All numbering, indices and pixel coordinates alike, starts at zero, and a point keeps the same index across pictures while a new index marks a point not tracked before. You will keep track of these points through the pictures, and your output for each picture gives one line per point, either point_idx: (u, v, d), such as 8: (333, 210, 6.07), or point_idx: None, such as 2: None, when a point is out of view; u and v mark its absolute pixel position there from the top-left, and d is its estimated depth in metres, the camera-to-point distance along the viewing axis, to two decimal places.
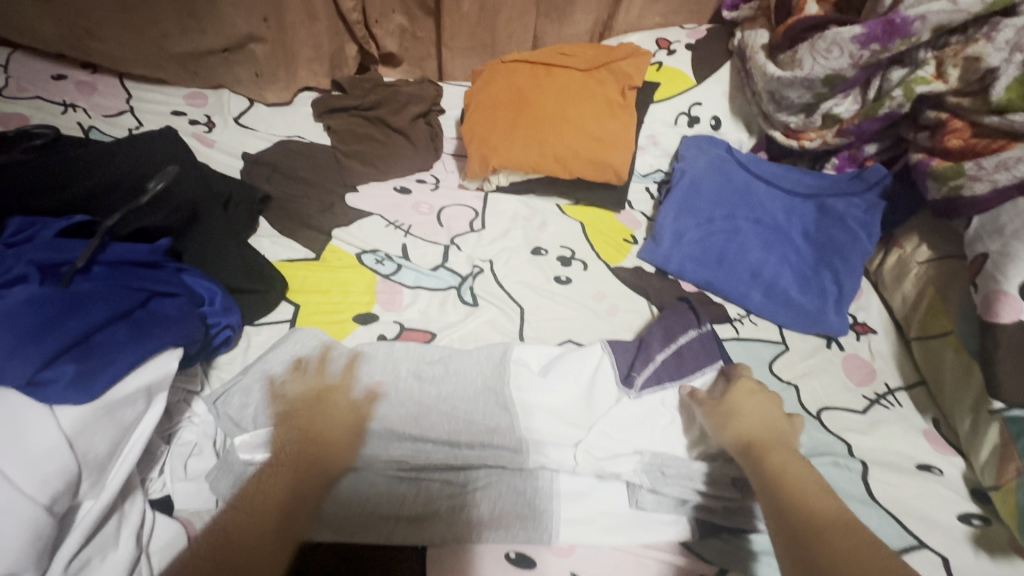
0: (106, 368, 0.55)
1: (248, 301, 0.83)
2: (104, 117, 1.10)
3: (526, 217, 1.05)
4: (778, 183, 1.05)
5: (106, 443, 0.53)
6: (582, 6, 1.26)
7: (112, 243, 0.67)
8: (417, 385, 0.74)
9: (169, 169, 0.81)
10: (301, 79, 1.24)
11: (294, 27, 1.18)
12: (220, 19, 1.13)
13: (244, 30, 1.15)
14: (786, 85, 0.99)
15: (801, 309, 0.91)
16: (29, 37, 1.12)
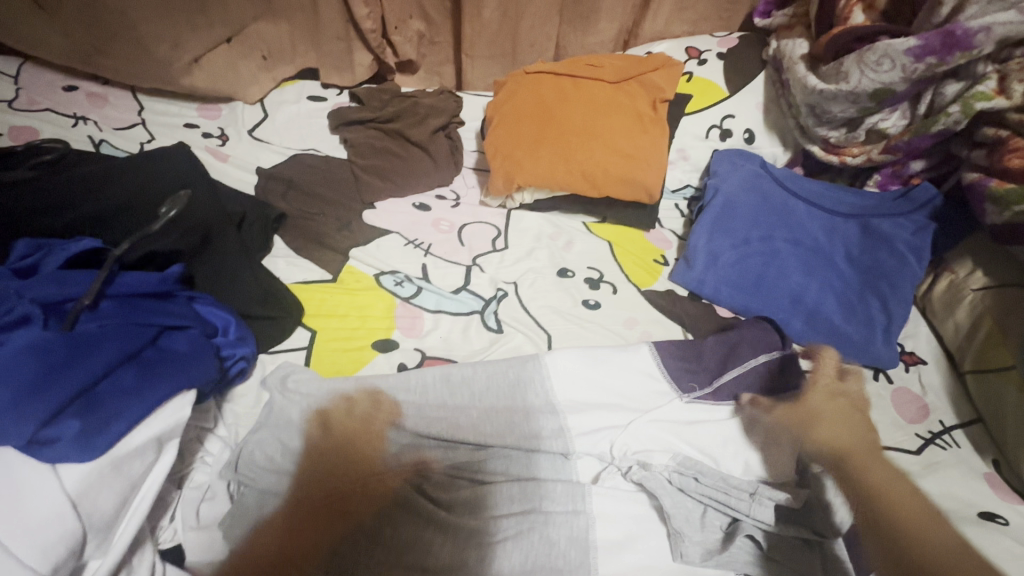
0: (113, 420, 0.51)
1: (264, 329, 0.79)
2: (116, 129, 1.07)
3: (551, 236, 1.01)
4: (817, 201, 0.99)
5: (113, 501, 0.50)
6: (607, 12, 1.21)
7: (121, 274, 0.64)
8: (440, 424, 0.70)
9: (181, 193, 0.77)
10: (302, 58, 1.22)
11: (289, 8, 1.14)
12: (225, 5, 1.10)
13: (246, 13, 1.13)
14: (828, 99, 0.93)
15: (847, 338, 0.86)
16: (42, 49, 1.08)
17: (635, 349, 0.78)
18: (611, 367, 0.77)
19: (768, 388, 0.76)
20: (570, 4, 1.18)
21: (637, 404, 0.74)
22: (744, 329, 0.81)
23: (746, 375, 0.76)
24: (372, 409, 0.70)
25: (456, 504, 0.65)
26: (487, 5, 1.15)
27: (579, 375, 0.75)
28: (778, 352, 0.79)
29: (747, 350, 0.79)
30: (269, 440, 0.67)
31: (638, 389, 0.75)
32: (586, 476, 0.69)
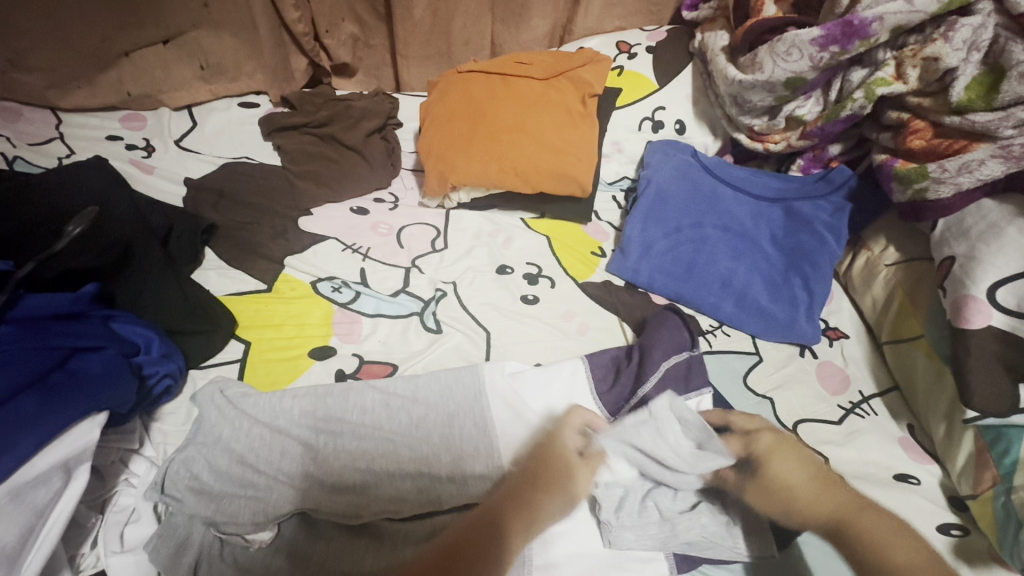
0: (9, 449, 0.50)
1: (194, 343, 0.78)
2: (31, 145, 1.02)
3: (490, 233, 1.02)
4: (744, 188, 1.03)
5: (15, 532, 0.48)
6: (540, 10, 1.22)
7: (27, 295, 0.62)
8: (381, 441, 0.69)
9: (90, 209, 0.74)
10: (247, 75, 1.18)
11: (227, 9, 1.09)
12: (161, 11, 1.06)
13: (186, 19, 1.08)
14: (747, 89, 0.97)
15: (773, 318, 0.90)
16: None
17: (558, 368, 0.79)
18: (533, 387, 0.77)
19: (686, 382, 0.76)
20: (501, 2, 1.19)
21: (560, 423, 0.74)
22: (652, 331, 0.81)
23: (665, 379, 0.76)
24: (313, 429, 0.69)
25: (397, 514, 0.65)
26: (417, 5, 1.15)
27: (503, 397, 0.75)
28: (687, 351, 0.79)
29: (661, 354, 0.78)
30: (196, 459, 0.66)
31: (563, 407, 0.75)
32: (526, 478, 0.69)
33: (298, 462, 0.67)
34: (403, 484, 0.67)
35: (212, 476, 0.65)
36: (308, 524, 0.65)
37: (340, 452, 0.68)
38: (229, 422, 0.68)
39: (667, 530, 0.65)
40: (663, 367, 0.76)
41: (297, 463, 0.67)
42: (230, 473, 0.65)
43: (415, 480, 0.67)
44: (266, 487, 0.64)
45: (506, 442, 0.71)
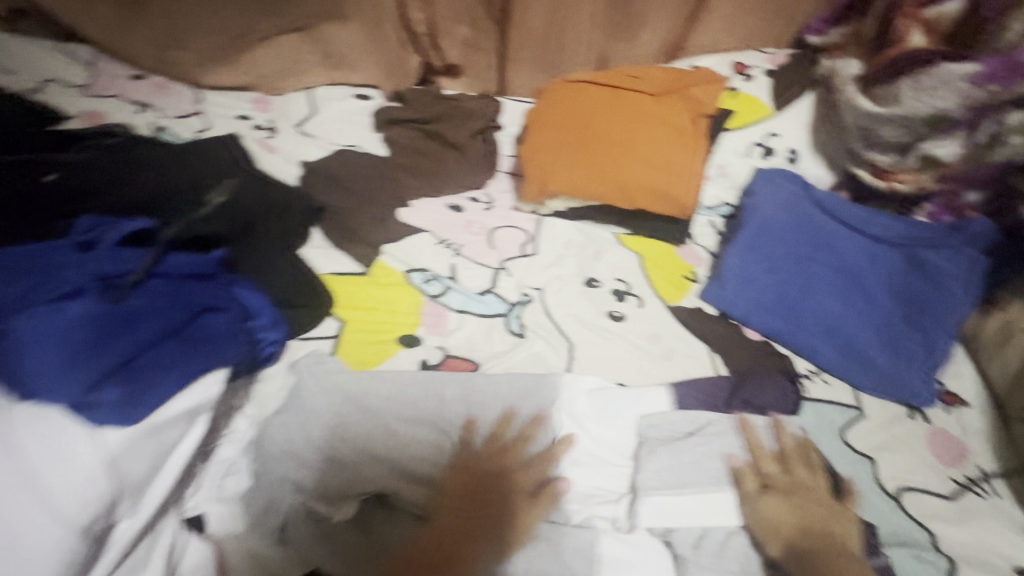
0: (150, 390, 0.57)
1: (294, 315, 0.82)
2: (175, 117, 1.13)
3: (581, 245, 1.01)
4: (861, 228, 0.96)
5: (144, 465, 0.59)
6: (654, 24, 1.20)
7: (172, 254, 0.69)
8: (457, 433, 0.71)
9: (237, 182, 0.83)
10: (360, 74, 1.24)
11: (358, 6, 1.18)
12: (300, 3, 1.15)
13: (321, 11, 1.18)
14: (880, 122, 0.92)
15: (883, 372, 0.83)
16: (125, 53, 1.19)
17: (641, 395, 0.77)
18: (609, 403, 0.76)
19: (776, 434, 0.73)
20: (615, 14, 1.19)
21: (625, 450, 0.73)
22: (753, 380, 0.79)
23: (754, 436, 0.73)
24: (399, 411, 0.72)
25: (464, 511, 0.63)
26: (534, 11, 1.18)
27: (577, 409, 0.75)
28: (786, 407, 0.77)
29: (748, 405, 0.76)
30: (290, 427, 0.68)
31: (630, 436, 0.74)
32: (604, 516, 0.68)
33: (387, 444, 0.69)
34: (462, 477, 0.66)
35: (301, 443, 0.67)
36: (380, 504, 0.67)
37: (426, 440, 0.70)
38: (325, 395, 0.72)
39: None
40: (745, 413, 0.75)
41: (385, 445, 0.69)
42: (321, 443, 0.68)
43: (483, 474, 0.66)
44: (351, 465, 0.67)
45: (577, 461, 0.71)
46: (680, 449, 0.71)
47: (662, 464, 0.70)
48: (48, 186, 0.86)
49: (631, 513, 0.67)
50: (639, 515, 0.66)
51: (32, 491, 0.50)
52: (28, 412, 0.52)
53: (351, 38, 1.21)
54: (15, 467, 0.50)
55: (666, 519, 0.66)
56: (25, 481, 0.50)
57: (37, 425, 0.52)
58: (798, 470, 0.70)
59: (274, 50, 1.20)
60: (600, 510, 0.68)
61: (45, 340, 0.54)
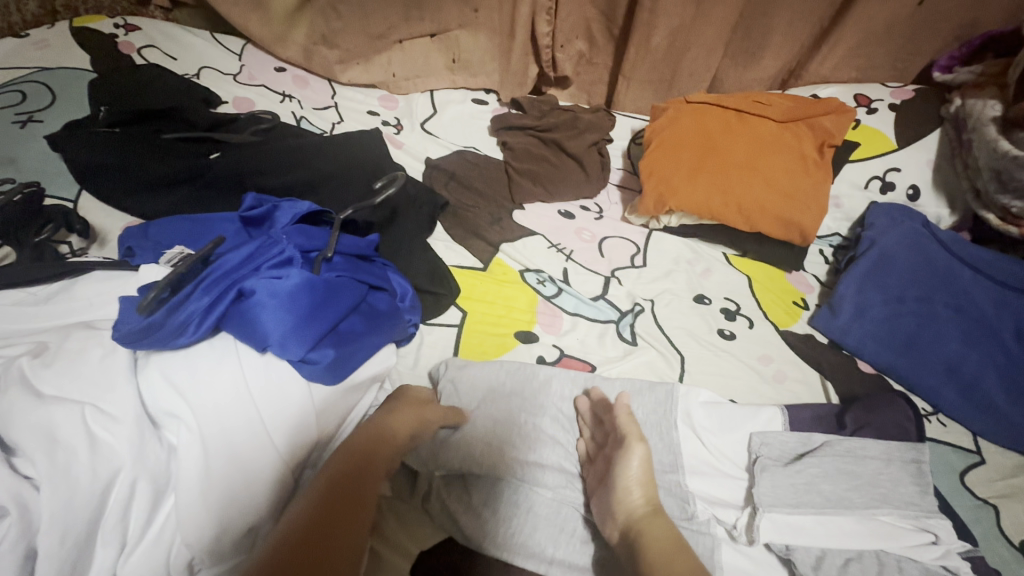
0: (353, 355, 0.60)
1: (426, 302, 0.88)
2: (313, 109, 1.23)
3: (690, 261, 1.04)
4: (986, 270, 0.94)
5: (335, 421, 0.59)
6: (775, 51, 1.21)
7: (343, 235, 0.74)
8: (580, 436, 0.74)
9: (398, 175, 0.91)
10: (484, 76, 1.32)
11: (489, 14, 1.25)
12: (438, 10, 1.23)
13: (455, 20, 1.25)
14: (1020, 167, 0.90)
15: (1007, 420, 0.81)
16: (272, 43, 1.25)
17: (756, 411, 0.79)
18: (720, 417, 0.77)
19: (896, 465, 0.72)
20: (737, 40, 1.21)
21: (738, 461, 0.75)
22: (870, 409, 0.79)
23: (872, 464, 0.72)
24: (527, 407, 0.74)
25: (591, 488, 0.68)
26: (657, 33, 1.19)
27: (695, 427, 0.76)
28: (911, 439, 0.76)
29: (867, 432, 0.76)
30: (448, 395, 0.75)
31: (745, 447, 0.75)
32: (724, 524, 0.68)
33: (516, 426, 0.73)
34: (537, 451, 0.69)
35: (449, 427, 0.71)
36: (518, 491, 0.68)
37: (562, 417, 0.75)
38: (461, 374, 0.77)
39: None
40: (862, 441, 0.74)
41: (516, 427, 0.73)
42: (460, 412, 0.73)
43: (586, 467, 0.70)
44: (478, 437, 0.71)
45: (692, 471, 0.72)
46: (793, 467, 0.72)
47: (779, 482, 0.70)
48: (214, 163, 0.96)
49: (749, 528, 0.66)
50: (759, 527, 0.66)
51: (262, 433, 0.52)
52: (259, 362, 0.54)
53: (480, 46, 1.28)
54: (247, 410, 0.51)
55: (784, 534, 0.66)
56: (255, 423, 0.51)
57: (262, 382, 0.54)
58: (920, 507, 0.70)
59: (407, 54, 1.29)
60: (718, 517, 0.69)
61: (277, 302, 0.56)
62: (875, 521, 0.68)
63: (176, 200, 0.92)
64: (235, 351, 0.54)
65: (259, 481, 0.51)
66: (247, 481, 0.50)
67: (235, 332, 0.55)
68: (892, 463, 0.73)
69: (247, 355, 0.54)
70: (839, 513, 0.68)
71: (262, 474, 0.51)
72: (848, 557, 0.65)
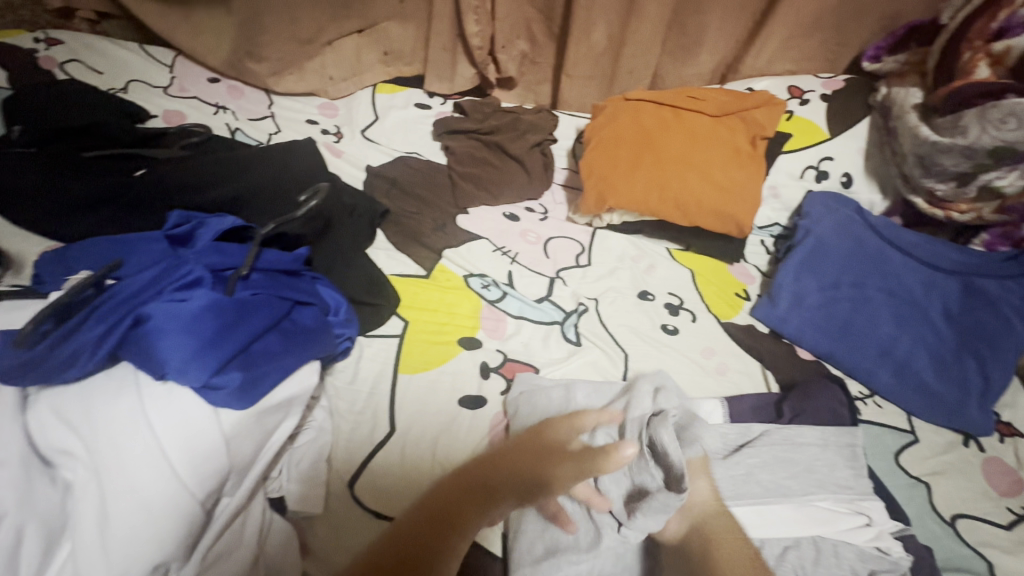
0: (264, 376, 0.58)
1: (364, 313, 0.85)
2: (249, 120, 1.20)
3: (634, 258, 1.04)
4: (916, 253, 0.97)
5: (252, 446, 0.56)
6: (710, 46, 1.23)
7: (265, 250, 0.72)
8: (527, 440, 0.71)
9: (322, 185, 0.89)
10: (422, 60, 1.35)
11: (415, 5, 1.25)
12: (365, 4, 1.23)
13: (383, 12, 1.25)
14: (941, 151, 0.93)
15: (939, 398, 0.83)
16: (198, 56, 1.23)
17: (697, 402, 0.79)
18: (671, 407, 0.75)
19: (832, 450, 0.74)
20: (673, 35, 1.22)
21: None
22: (807, 395, 0.80)
23: (809, 450, 0.73)
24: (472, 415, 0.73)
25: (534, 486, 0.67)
26: (595, 31, 1.19)
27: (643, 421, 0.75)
28: (845, 422, 0.77)
29: (805, 419, 0.77)
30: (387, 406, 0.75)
31: None
32: None
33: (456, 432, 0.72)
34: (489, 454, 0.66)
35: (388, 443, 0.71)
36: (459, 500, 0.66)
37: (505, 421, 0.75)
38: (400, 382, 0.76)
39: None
40: (800, 427, 0.76)
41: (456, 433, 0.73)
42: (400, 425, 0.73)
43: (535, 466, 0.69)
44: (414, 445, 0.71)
45: None
46: (732, 458, 0.72)
47: (719, 474, 0.70)
48: (136, 179, 0.92)
49: None
50: None
51: (161, 466, 0.49)
52: (158, 390, 0.52)
53: (409, 36, 1.29)
54: (143, 443, 0.49)
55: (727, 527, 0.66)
56: (154, 456, 0.49)
57: (164, 410, 0.51)
58: (855, 490, 0.71)
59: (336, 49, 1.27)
60: None
61: (176, 325, 0.55)
62: (812, 507, 0.68)
63: (94, 220, 0.87)
64: (134, 381, 0.53)
65: (161, 516, 0.47)
66: (146, 518, 0.47)
67: (135, 360, 0.53)
68: (827, 448, 0.74)
69: (146, 385, 0.52)
70: (778, 501, 0.68)
71: (164, 509, 0.48)
72: (787, 547, 0.65)
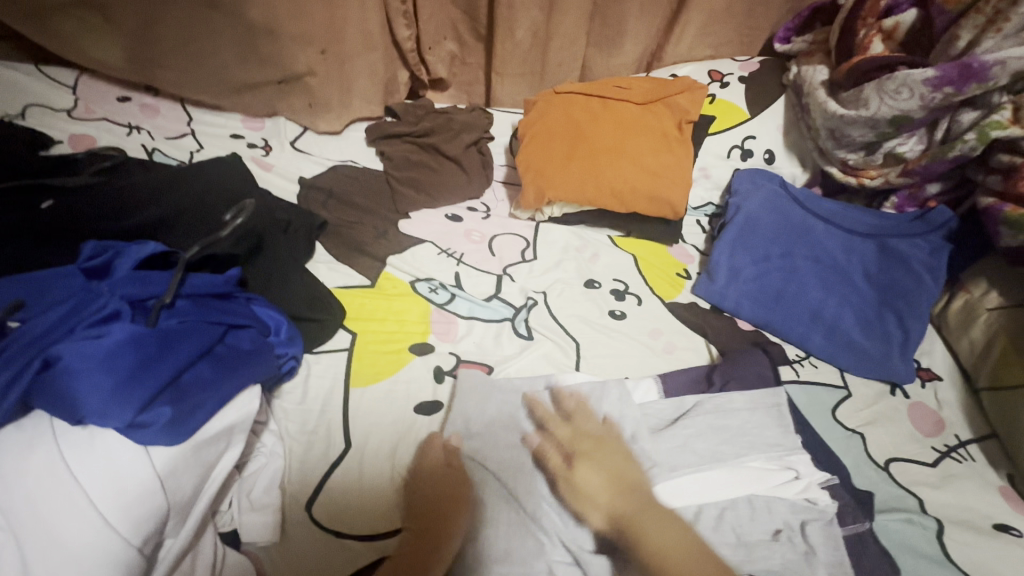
0: (196, 409, 0.55)
1: (310, 330, 0.82)
2: (167, 139, 1.13)
3: (578, 248, 1.05)
4: (836, 221, 1.04)
5: (193, 482, 0.53)
6: (633, 36, 1.26)
7: (191, 275, 0.68)
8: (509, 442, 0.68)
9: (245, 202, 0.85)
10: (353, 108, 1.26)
11: None
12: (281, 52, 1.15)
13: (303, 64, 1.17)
14: (848, 124, 1.00)
15: (865, 353, 0.90)
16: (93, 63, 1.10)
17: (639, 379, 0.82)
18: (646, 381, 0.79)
19: (762, 411, 0.78)
20: (597, 28, 1.25)
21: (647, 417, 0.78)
22: (735, 364, 0.84)
23: (743, 414, 0.77)
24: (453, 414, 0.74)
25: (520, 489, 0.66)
26: (519, 27, 1.19)
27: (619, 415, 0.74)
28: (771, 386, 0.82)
29: (735, 386, 0.81)
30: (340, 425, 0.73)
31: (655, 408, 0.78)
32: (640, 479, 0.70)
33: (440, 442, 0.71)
34: (450, 488, 0.65)
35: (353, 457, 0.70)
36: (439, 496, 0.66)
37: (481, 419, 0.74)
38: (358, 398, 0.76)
39: (744, 554, 0.64)
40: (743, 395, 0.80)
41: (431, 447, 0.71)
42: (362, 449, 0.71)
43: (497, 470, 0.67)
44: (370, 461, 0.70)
45: None
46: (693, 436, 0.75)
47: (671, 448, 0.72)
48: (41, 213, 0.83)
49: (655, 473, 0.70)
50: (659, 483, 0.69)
51: (90, 516, 0.46)
52: (79, 436, 0.49)
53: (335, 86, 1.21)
54: (65, 496, 0.46)
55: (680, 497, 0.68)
56: (80, 505, 0.46)
57: (84, 455, 0.49)
58: (784, 447, 0.75)
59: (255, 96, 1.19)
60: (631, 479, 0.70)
61: (90, 365, 0.52)
62: (743, 468, 0.71)
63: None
64: (49, 429, 0.49)
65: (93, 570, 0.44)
66: None
67: (47, 406, 0.50)
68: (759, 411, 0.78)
69: (62, 432, 0.49)
70: (714, 468, 0.71)
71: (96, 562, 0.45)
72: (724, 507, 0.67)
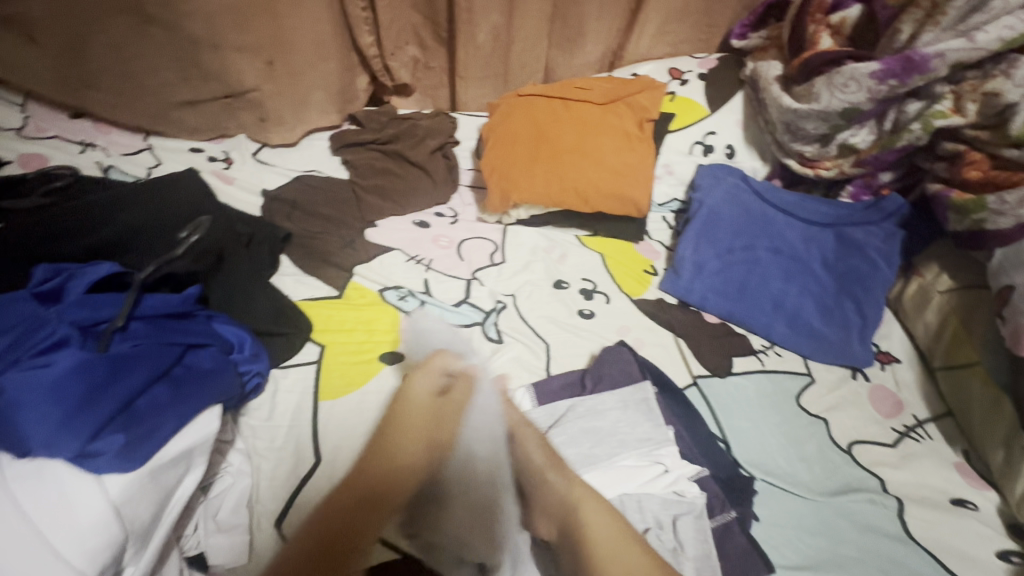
0: (152, 434, 0.54)
1: (276, 345, 0.81)
2: (123, 155, 1.10)
3: (546, 249, 1.06)
4: (795, 212, 1.06)
5: (150, 508, 0.52)
6: (593, 36, 1.27)
7: (146, 295, 0.67)
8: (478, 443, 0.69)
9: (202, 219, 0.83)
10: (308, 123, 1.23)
11: None
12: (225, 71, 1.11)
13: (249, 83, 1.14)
14: (802, 117, 1.02)
15: (826, 340, 0.92)
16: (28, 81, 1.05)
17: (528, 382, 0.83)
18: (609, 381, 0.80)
19: (633, 412, 0.78)
20: (557, 29, 1.25)
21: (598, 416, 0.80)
22: (604, 364, 0.84)
23: (616, 416, 0.78)
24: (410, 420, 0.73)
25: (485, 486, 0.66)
26: (480, 30, 1.19)
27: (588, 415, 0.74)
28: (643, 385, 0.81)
29: (605, 386, 0.82)
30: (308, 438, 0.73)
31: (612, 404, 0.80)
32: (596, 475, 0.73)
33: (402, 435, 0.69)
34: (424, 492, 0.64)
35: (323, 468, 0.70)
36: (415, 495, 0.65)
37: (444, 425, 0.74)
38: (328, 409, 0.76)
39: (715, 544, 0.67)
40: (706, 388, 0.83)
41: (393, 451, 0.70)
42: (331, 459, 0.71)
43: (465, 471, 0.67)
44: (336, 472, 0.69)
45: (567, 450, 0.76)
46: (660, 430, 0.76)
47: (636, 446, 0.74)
48: None
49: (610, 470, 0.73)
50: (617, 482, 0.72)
51: (40, 551, 0.46)
52: (26, 469, 0.49)
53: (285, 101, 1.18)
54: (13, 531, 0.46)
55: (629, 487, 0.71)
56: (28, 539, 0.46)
57: (31, 488, 0.48)
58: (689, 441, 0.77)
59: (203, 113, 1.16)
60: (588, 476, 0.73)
61: (37, 396, 0.51)
62: (616, 467, 0.73)
63: None
64: None
65: None
66: None
67: None
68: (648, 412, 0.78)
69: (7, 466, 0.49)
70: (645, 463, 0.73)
71: None
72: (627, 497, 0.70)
